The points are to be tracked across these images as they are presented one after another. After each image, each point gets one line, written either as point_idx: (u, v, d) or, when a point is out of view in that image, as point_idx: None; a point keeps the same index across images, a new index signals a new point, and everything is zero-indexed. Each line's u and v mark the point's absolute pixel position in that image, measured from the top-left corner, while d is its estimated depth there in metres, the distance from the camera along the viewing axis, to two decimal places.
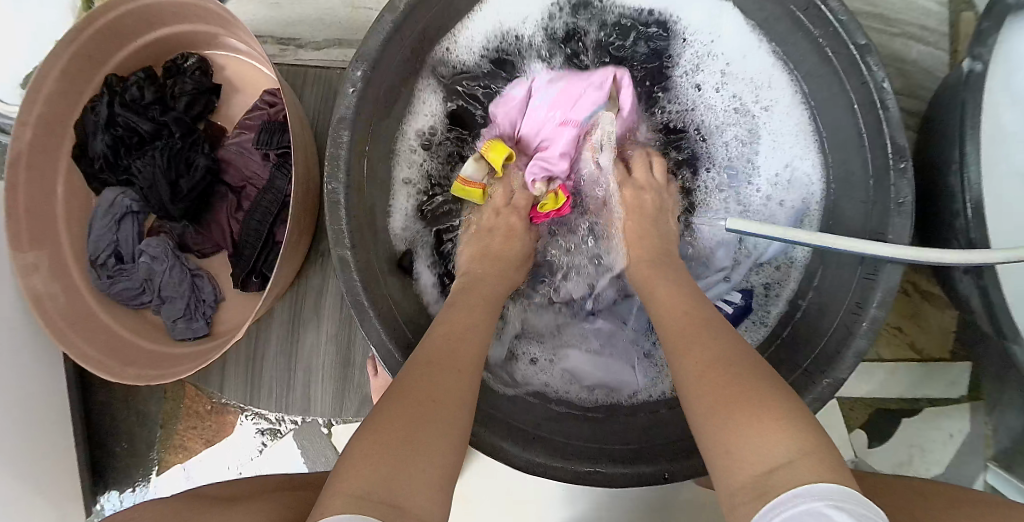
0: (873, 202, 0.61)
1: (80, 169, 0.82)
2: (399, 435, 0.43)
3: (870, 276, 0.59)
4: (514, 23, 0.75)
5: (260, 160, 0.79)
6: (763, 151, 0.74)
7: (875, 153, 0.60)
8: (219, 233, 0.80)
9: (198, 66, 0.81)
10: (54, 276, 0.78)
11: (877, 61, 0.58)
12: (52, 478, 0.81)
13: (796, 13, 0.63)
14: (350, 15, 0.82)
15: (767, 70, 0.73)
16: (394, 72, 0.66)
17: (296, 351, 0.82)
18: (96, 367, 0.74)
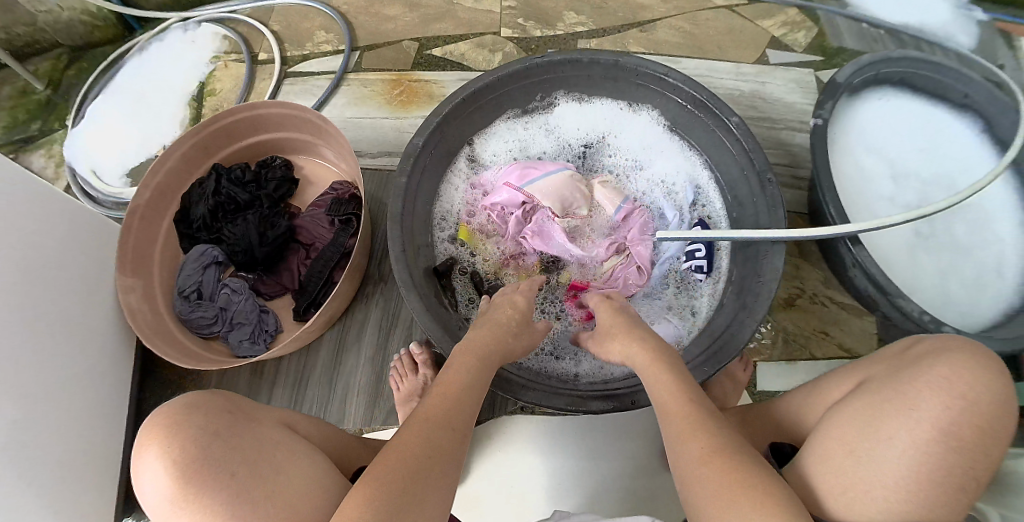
0: (758, 215, 0.87)
1: (177, 228, 1.05)
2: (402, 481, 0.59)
3: (764, 261, 0.81)
4: (505, 137, 1.05)
5: (327, 227, 1.02)
6: (678, 202, 1.02)
7: (754, 182, 0.87)
8: (289, 277, 1.01)
9: (285, 163, 1.09)
10: (144, 299, 0.98)
11: (740, 125, 0.88)
12: (98, 480, 0.91)
13: (687, 106, 0.95)
14: (396, 135, 1.15)
15: (670, 152, 1.03)
16: (435, 151, 0.95)
17: (337, 371, 0.98)
18: (178, 360, 0.90)
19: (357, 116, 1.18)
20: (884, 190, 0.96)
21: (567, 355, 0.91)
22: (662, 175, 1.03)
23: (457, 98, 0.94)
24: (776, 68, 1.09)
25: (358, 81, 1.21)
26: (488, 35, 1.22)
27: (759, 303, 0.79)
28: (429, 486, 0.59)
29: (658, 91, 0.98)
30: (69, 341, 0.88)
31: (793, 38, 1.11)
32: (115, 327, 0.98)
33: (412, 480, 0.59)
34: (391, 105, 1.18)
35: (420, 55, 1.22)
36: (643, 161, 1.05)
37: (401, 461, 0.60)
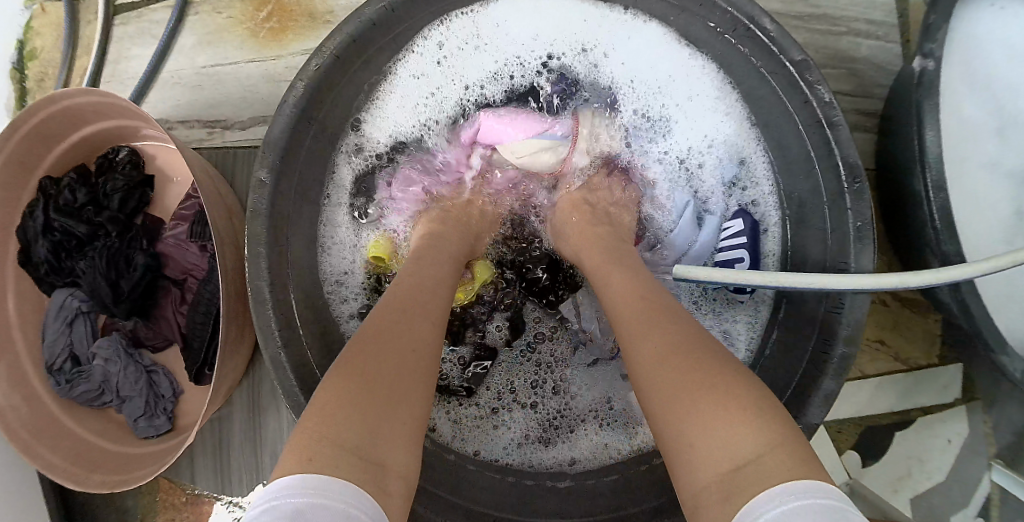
0: (830, 229, 0.57)
1: (28, 274, 0.82)
2: (361, 395, 0.42)
3: (836, 308, 0.55)
4: (393, 114, 0.73)
5: (198, 251, 0.77)
6: (706, 158, 0.72)
7: (824, 171, 0.57)
8: (168, 328, 0.78)
9: (130, 159, 0.80)
10: (9, 383, 0.78)
11: (816, 76, 0.55)
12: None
13: (724, 34, 0.61)
14: (270, 90, 0.80)
15: (688, 77, 0.71)
16: (309, 157, 0.65)
17: (261, 437, 0.79)
18: (64, 475, 0.73)
19: (213, 64, 0.82)
20: (985, 150, 0.62)
21: (556, 441, 0.71)
22: (653, 119, 0.73)
23: (323, 61, 0.59)
24: None
25: (210, 7, 0.83)
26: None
27: (816, 385, 0.55)
28: (401, 387, 0.44)
29: (677, 5, 0.62)
30: None
31: None
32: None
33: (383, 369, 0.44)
34: (259, 42, 0.81)
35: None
36: (626, 100, 0.73)
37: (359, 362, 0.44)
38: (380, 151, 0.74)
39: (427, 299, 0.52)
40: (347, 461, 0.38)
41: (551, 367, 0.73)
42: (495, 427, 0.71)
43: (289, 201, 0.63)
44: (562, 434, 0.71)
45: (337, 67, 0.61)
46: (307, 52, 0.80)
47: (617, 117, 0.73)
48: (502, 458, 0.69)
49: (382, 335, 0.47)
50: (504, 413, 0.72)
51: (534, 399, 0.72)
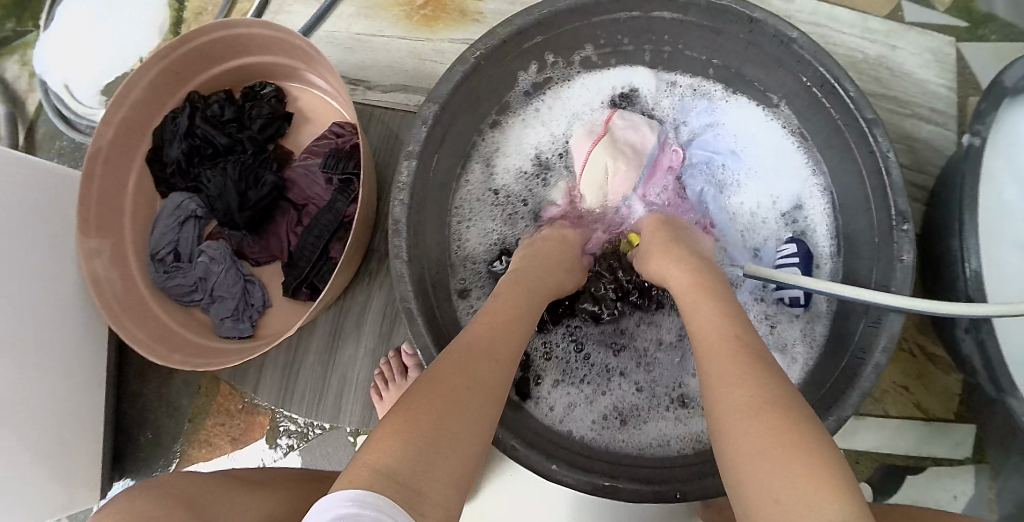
0: (878, 259, 0.68)
1: (152, 172, 0.90)
2: (427, 422, 0.47)
3: (875, 324, 0.65)
4: (513, 146, 0.86)
5: (324, 184, 0.84)
6: (766, 202, 0.83)
7: (878, 211, 0.68)
8: (277, 244, 0.85)
9: (274, 94, 0.88)
10: (112, 264, 0.85)
11: (882, 133, 0.65)
12: (85, 457, 0.86)
13: (812, 87, 0.72)
14: (416, 65, 0.88)
15: (754, 129, 0.84)
16: (461, 128, 0.76)
17: (333, 363, 0.85)
18: (144, 348, 0.80)
19: (367, 33, 0.90)
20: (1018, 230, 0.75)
21: (631, 421, 0.75)
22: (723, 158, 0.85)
23: (491, 40, 0.70)
24: (912, 28, 0.82)
25: None
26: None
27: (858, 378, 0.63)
28: (469, 416, 0.50)
29: (777, 59, 0.73)
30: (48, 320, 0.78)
31: None
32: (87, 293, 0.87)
33: (474, 405, 0.51)
34: (411, 22, 0.89)
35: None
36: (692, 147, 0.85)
37: (447, 393, 0.50)
38: (494, 167, 0.85)
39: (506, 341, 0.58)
40: (393, 487, 0.43)
41: (632, 357, 0.79)
42: (576, 412, 0.75)
43: (438, 145, 0.73)
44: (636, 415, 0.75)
45: (484, 73, 0.73)
46: (453, 40, 0.88)
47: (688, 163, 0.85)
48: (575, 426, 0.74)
49: (458, 370, 0.52)
50: (584, 387, 0.77)
51: (603, 384, 0.77)
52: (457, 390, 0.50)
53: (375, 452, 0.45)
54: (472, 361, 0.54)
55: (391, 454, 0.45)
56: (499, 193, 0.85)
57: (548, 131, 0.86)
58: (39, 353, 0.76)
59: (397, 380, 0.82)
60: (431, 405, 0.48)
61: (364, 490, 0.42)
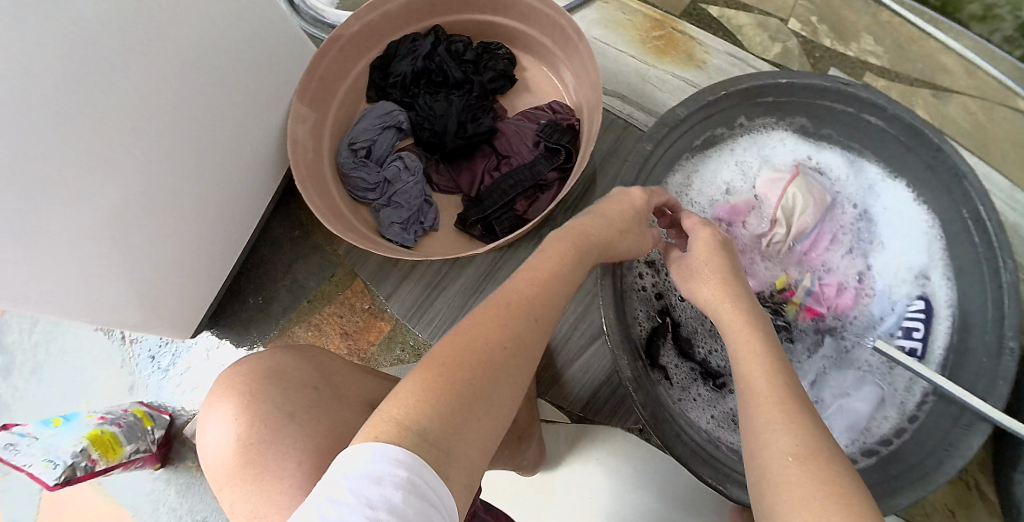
0: (982, 371, 0.70)
1: (371, 77, 0.97)
2: (463, 384, 0.46)
3: (964, 426, 0.68)
4: (714, 165, 0.89)
5: (530, 146, 0.91)
6: (898, 281, 0.83)
7: (993, 326, 0.70)
8: (468, 179, 0.93)
9: (508, 57, 0.96)
10: (311, 134, 0.93)
11: (1010, 259, 0.69)
12: (202, 286, 0.90)
13: (965, 217, 0.74)
14: (638, 83, 0.97)
15: (900, 204, 0.84)
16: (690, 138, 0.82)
17: (473, 300, 0.89)
18: (321, 214, 0.86)
19: (603, 42, 1.00)
20: None
21: (723, 425, 0.75)
22: (869, 232, 0.86)
23: (739, 84, 0.77)
24: None
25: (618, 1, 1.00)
26: (776, 20, 0.99)
27: (935, 469, 0.67)
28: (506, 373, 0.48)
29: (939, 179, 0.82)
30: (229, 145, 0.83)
31: None
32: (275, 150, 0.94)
33: (521, 379, 0.49)
34: (644, 48, 0.98)
35: (695, 4, 1.00)
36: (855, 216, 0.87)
37: (445, 349, 0.47)
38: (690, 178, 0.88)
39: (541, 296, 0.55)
40: (427, 450, 0.42)
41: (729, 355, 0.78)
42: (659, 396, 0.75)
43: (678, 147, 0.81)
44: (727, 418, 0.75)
45: (712, 108, 0.79)
46: (675, 75, 0.97)
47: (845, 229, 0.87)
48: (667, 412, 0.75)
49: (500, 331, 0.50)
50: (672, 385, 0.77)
51: (694, 383, 0.77)
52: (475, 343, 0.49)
53: (404, 389, 0.45)
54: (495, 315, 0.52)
55: (414, 409, 0.44)
56: (698, 199, 0.88)
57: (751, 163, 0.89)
58: (215, 169, 0.83)
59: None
60: (473, 373, 0.47)
61: (384, 445, 0.41)
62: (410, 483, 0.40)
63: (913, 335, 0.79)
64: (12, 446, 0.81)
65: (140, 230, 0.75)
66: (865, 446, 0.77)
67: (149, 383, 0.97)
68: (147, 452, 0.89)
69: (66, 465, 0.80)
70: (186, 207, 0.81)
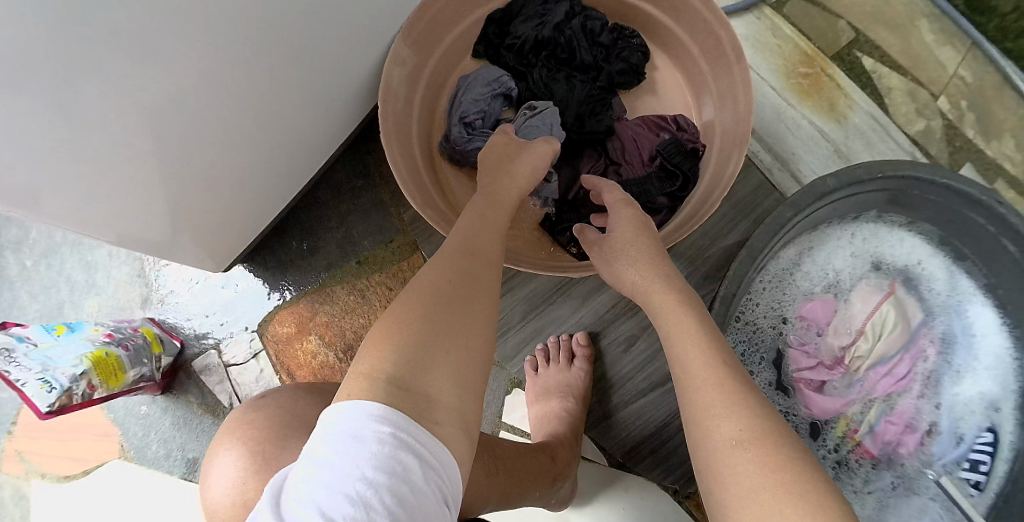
0: None
1: (485, 30, 0.85)
2: (417, 322, 0.42)
3: None
4: (814, 252, 0.79)
5: (646, 160, 0.83)
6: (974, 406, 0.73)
7: None
8: (568, 178, 0.84)
9: (644, 51, 0.86)
10: (405, 80, 0.81)
11: None
12: (250, 218, 0.81)
13: None
14: (774, 119, 0.89)
15: (991, 329, 0.72)
16: (825, 218, 0.75)
17: (541, 311, 0.83)
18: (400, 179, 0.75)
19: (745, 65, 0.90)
20: None
21: None
22: (953, 351, 0.75)
23: (897, 171, 0.67)
24: None
25: (772, 22, 0.90)
26: (927, 93, 0.88)
27: None
28: (473, 312, 0.44)
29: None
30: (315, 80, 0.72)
31: None
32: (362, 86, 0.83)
33: (459, 299, 0.44)
34: (787, 82, 0.89)
35: (853, 50, 0.89)
36: (937, 331, 0.76)
37: (427, 286, 0.45)
38: (798, 260, 0.79)
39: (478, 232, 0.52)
40: (405, 397, 0.38)
41: None
42: None
43: (813, 223, 0.75)
44: None
45: (859, 188, 0.71)
46: (814, 124, 0.88)
47: (921, 346, 0.76)
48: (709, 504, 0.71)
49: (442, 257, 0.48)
50: None
51: None
52: (440, 279, 0.45)
53: (398, 305, 0.44)
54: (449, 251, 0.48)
55: (385, 349, 0.40)
56: (801, 284, 0.80)
57: (852, 261, 0.79)
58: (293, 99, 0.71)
59: (560, 363, 0.79)
60: (427, 297, 0.43)
61: (363, 404, 0.37)
62: (403, 443, 0.37)
63: (978, 467, 0.70)
64: (7, 353, 0.68)
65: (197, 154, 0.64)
66: None
67: (165, 304, 0.88)
68: (148, 381, 0.81)
69: (64, 389, 0.69)
70: (255, 133, 0.70)
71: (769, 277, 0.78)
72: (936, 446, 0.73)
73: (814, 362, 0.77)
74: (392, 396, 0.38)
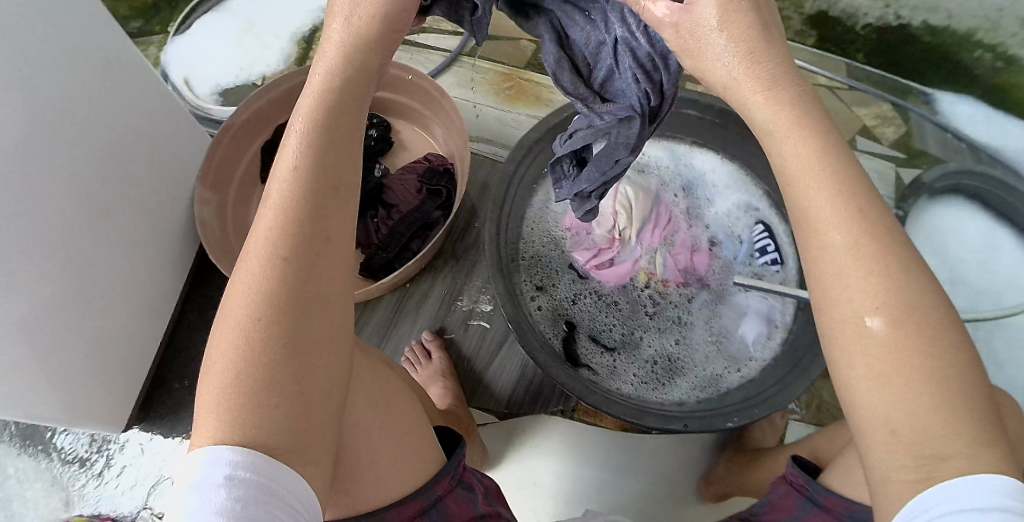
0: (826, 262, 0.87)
1: (263, 160, 1.09)
2: (246, 328, 0.46)
3: None
4: (557, 177, 0.95)
5: (415, 193, 1.02)
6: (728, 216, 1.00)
7: None
8: (362, 232, 1.01)
9: (383, 123, 1.09)
10: (216, 215, 1.03)
11: None
12: (125, 377, 0.96)
13: None
14: (498, 128, 1.12)
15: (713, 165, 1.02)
16: (543, 155, 0.91)
17: (389, 334, 0.99)
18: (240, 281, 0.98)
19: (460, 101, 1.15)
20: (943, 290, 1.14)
21: (624, 377, 0.89)
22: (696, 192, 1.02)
23: None
24: (863, 154, 1.24)
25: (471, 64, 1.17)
26: None
27: (812, 366, 0.82)
28: (315, 340, 0.48)
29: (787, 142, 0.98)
30: (140, 238, 0.93)
31: (883, 131, 1.25)
32: (179, 239, 1.03)
33: (293, 359, 0.46)
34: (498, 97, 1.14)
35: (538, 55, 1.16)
36: (673, 187, 1.01)
37: (240, 338, 0.46)
38: (552, 188, 0.96)
39: (294, 235, 0.48)
40: (265, 434, 0.45)
41: (606, 302, 0.93)
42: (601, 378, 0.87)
43: (540, 160, 0.92)
44: (646, 379, 0.89)
45: (561, 124, 0.90)
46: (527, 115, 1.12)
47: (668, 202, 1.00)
48: (598, 377, 0.87)
49: (250, 287, 0.47)
50: (596, 360, 0.89)
51: (597, 356, 0.89)
52: (250, 328, 0.46)
53: (217, 362, 0.46)
54: (263, 273, 0.47)
55: (217, 422, 0.45)
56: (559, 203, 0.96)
57: None
58: (130, 257, 0.91)
59: (426, 362, 0.94)
60: (245, 356, 0.46)
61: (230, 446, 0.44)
62: (243, 475, 0.44)
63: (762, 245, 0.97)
64: None
65: (70, 320, 0.81)
66: (760, 356, 0.92)
67: (81, 489, 0.99)
68: None
69: None
70: (111, 292, 0.89)
71: (536, 202, 0.95)
72: (723, 250, 0.98)
73: (593, 251, 0.93)
74: (247, 448, 0.44)
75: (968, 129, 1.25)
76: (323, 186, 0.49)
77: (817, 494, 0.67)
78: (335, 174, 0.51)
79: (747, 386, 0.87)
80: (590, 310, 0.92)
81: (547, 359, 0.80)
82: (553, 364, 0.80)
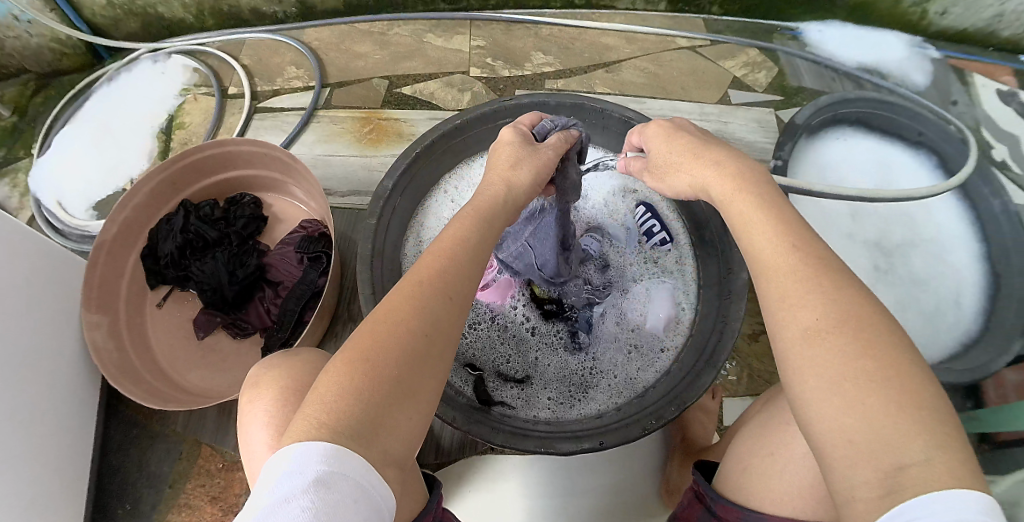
0: (723, 236, 0.89)
1: (144, 266, 1.05)
2: (371, 340, 0.52)
3: (728, 295, 0.86)
4: (424, 223, 1.00)
5: (296, 263, 1.03)
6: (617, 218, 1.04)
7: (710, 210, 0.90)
8: (255, 316, 1.03)
9: (253, 200, 1.10)
10: (109, 337, 1.00)
11: None
12: (62, 513, 0.95)
13: None
14: (367, 175, 1.17)
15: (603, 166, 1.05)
16: (405, 203, 0.94)
17: None
18: (146, 398, 0.95)
19: (327, 153, 1.19)
20: (844, 229, 1.19)
21: (541, 402, 0.90)
22: (592, 195, 1.05)
23: (427, 139, 0.90)
24: (739, 106, 1.26)
25: (328, 118, 1.22)
26: (459, 75, 1.26)
27: (720, 347, 0.82)
28: (422, 381, 0.52)
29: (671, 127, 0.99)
30: (36, 383, 0.91)
31: (754, 78, 1.28)
32: (83, 364, 1.02)
33: (415, 364, 0.52)
34: (360, 145, 1.19)
35: (389, 94, 1.24)
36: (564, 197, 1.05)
37: (349, 370, 0.50)
38: (426, 234, 1.00)
39: (427, 306, 0.54)
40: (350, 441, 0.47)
41: (515, 333, 0.96)
42: (525, 409, 0.88)
43: (402, 208, 0.93)
44: (569, 398, 0.90)
45: (413, 170, 0.91)
46: (393, 155, 1.19)
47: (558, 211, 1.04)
48: (517, 409, 0.88)
49: (413, 305, 0.54)
50: (517, 389, 0.91)
51: (515, 387, 0.91)
52: (360, 363, 0.50)
53: (357, 343, 0.52)
54: (429, 294, 0.55)
55: (336, 396, 0.48)
56: None
57: (458, 204, 1.02)
58: (29, 408, 0.89)
59: None
60: (392, 349, 0.51)
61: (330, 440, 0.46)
62: (336, 472, 0.45)
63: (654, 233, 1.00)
64: None
65: None
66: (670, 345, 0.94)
67: None
68: None
69: None
70: (18, 447, 0.86)
71: (410, 252, 0.98)
72: (616, 241, 1.02)
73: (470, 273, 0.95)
74: (338, 443, 0.46)
75: (839, 55, 1.30)
76: (462, 278, 0.58)
77: (715, 504, 0.67)
78: (471, 272, 0.59)
79: (661, 379, 0.89)
80: (506, 341, 0.95)
81: (453, 410, 0.79)
82: (460, 413, 0.79)
